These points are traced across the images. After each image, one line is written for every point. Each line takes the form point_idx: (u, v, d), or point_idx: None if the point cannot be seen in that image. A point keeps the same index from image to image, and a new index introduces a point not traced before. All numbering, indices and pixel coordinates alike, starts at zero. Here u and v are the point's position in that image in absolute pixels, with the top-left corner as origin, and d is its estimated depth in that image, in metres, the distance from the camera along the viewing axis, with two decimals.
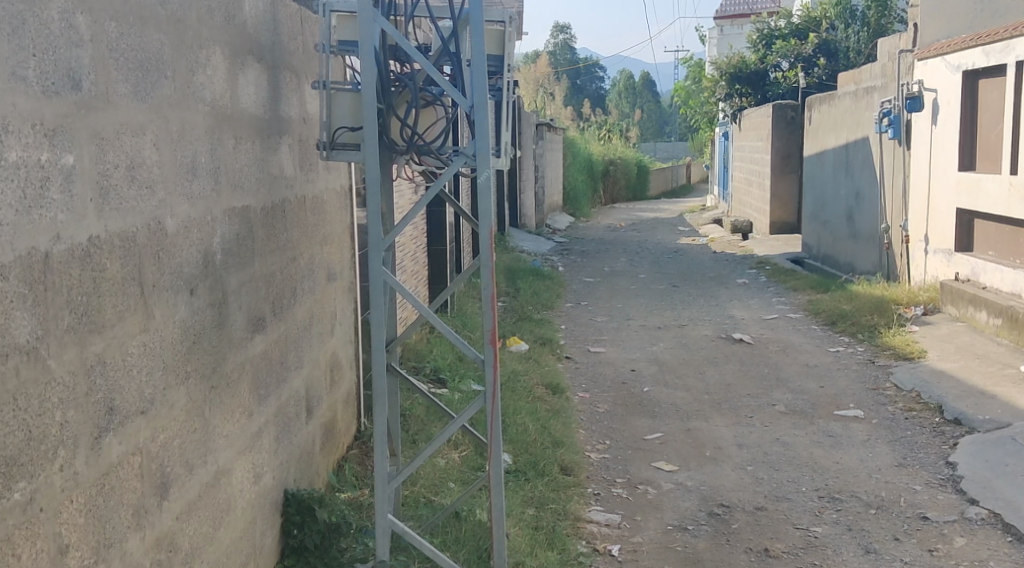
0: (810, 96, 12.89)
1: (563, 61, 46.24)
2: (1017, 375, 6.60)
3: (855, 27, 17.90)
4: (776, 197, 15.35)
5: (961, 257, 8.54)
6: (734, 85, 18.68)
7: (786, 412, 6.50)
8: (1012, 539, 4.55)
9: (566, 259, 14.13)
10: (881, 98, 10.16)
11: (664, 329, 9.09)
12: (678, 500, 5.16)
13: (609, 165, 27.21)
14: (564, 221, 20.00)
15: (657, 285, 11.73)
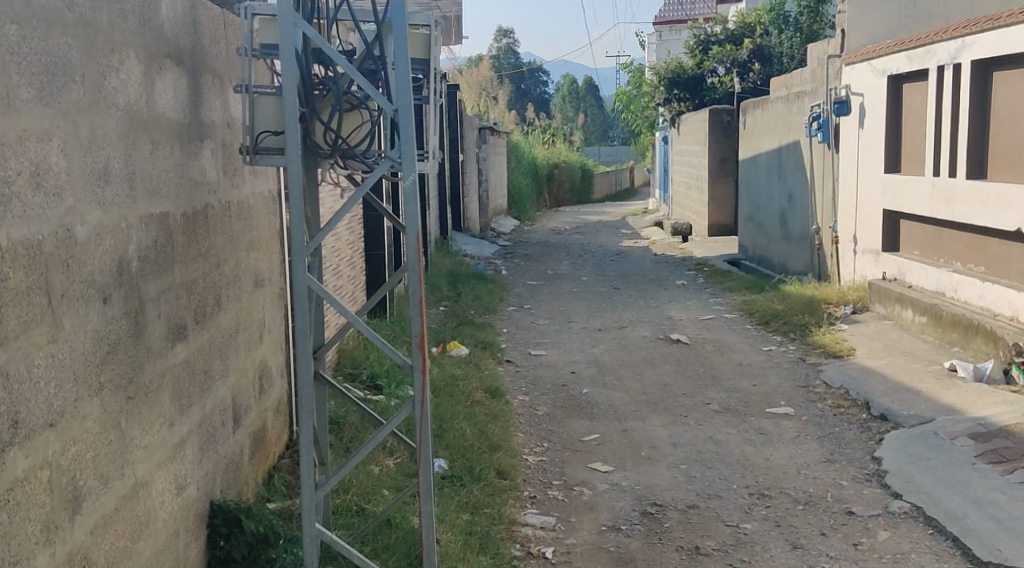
0: (743, 101, 13.08)
1: (506, 64, 46.21)
2: (942, 372, 6.75)
3: (788, 33, 18.32)
4: (713, 201, 15.56)
5: (887, 256, 8.73)
6: (672, 90, 18.94)
7: (720, 410, 6.58)
8: (932, 531, 4.65)
9: (508, 263, 14.13)
10: (810, 102, 10.35)
11: (604, 332, 9.13)
12: (613, 500, 5.18)
13: (553, 167, 27.28)
14: (508, 224, 20.01)
15: (598, 287, 11.79)
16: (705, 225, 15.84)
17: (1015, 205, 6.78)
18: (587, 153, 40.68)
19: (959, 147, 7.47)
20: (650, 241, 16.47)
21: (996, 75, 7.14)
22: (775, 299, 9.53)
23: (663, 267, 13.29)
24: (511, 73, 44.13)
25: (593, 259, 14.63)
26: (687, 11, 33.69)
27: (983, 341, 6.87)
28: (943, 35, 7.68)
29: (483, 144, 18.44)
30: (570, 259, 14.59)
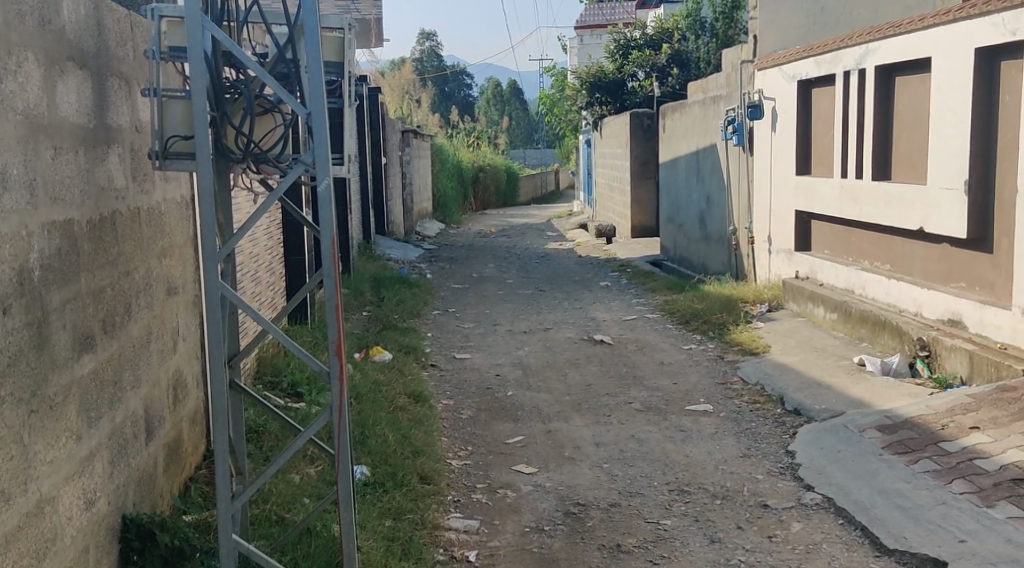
0: (663, 105, 13.22)
1: (429, 66, 46.04)
2: (853, 367, 6.90)
3: (705, 39, 18.32)
4: (636, 203, 15.71)
5: (800, 256, 8.91)
6: (594, 94, 18.94)
7: (642, 409, 6.63)
8: (843, 522, 4.75)
9: (432, 266, 14.08)
10: (726, 106, 10.52)
11: (528, 334, 9.14)
12: (536, 501, 5.19)
13: (478, 171, 27.28)
14: (432, 227, 19.93)
15: (523, 290, 11.81)
16: (628, 226, 15.99)
17: (918, 205, 6.97)
18: (512, 154, 40.69)
19: (866, 148, 7.65)
20: (574, 243, 16.57)
21: (898, 80, 7.33)
22: (695, 298, 9.65)
23: (587, 269, 13.36)
24: (436, 75, 43.99)
25: (517, 261, 14.66)
26: (608, 16, 33.91)
27: (890, 336, 7.05)
28: (848, 41, 7.85)
29: (406, 147, 18.35)
30: (496, 262, 14.58)
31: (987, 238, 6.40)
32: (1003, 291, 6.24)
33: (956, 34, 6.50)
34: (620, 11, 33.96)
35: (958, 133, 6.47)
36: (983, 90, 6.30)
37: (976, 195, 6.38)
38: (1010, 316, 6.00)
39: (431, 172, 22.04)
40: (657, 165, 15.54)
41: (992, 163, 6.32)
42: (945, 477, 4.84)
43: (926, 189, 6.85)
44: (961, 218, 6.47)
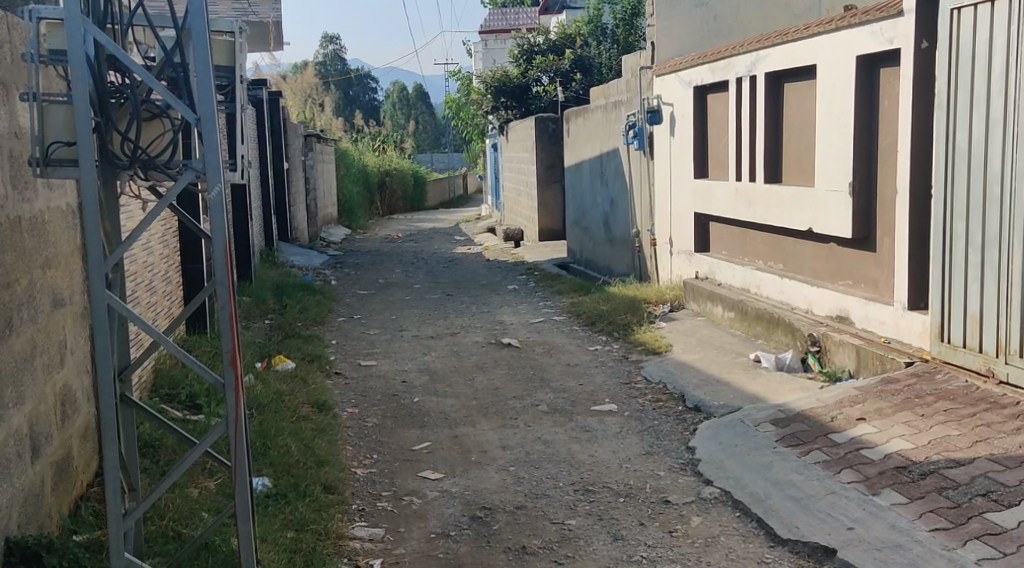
0: (566, 109, 13.31)
1: (333, 71, 45.58)
2: (749, 363, 7.03)
3: (606, 44, 18.83)
4: (543, 207, 15.78)
5: (699, 257, 9.05)
6: (499, 98, 18.90)
7: (548, 411, 6.65)
8: (740, 514, 4.83)
9: (337, 273, 13.91)
10: (626, 111, 10.64)
11: (435, 339, 9.08)
12: (442, 507, 5.15)
13: (385, 175, 27.10)
14: (338, 232, 19.71)
15: (431, 295, 11.75)
16: (536, 229, 16.06)
17: (806, 206, 7.14)
18: (418, 159, 40.51)
19: (758, 152, 7.80)
20: (482, 247, 16.58)
21: (788, 86, 7.49)
22: (599, 299, 9.74)
23: (495, 272, 13.36)
24: (339, 79, 43.55)
25: (425, 266, 14.58)
26: (512, 22, 34.04)
27: (783, 333, 7.20)
28: (739, 48, 7.98)
29: (309, 152, 18.10)
30: (402, 267, 14.48)
31: (871, 238, 6.59)
32: (886, 288, 6.44)
33: (838, 42, 6.67)
34: (523, 17, 34.11)
35: (843, 137, 6.65)
36: (865, 97, 6.48)
37: (859, 196, 6.57)
38: (892, 311, 6.20)
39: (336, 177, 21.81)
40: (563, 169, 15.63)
41: (875, 165, 6.51)
42: (834, 467, 4.96)
43: (814, 191, 7.02)
44: (846, 218, 6.64)
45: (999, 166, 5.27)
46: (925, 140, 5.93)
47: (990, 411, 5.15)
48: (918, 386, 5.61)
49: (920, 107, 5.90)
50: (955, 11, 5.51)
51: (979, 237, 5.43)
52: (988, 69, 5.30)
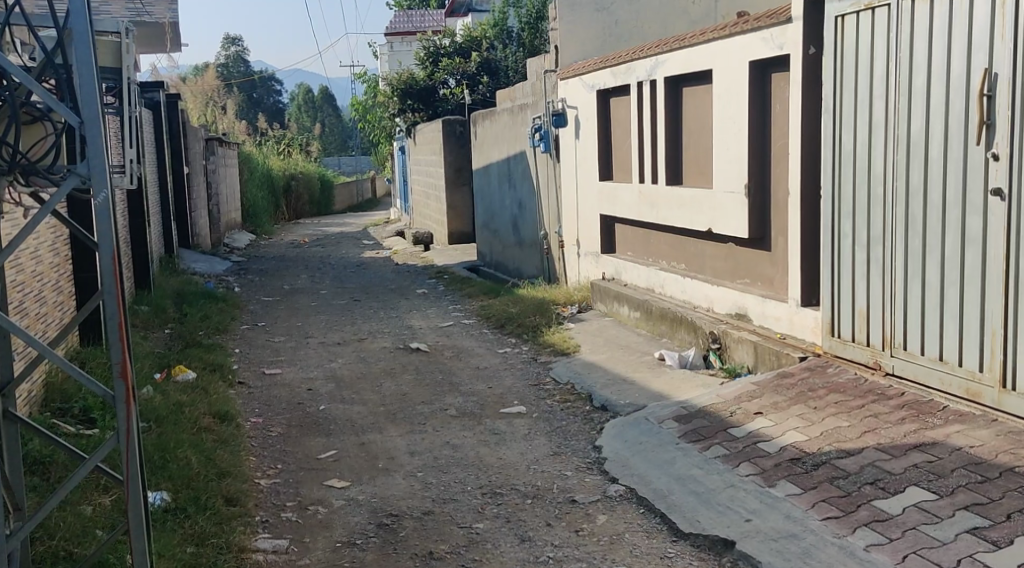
0: (474, 112, 13.26)
1: (235, 73, 44.78)
2: (653, 362, 7.10)
3: (512, 48, 19.21)
4: (452, 210, 15.75)
5: (605, 258, 9.13)
6: (406, 101, 18.68)
7: (456, 415, 6.62)
8: (644, 510, 4.88)
9: (240, 280, 13.65)
10: (532, 114, 10.67)
11: (342, 345, 8.97)
12: (349, 516, 5.08)
13: (290, 179, 26.70)
14: (242, 237, 19.35)
15: (338, 300, 11.61)
16: (445, 232, 16.02)
17: (705, 208, 7.27)
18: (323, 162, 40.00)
19: (661, 155, 7.89)
20: (391, 251, 16.47)
21: (686, 91, 7.60)
22: (508, 302, 9.74)
23: (403, 277, 13.27)
24: (242, 82, 42.79)
25: (332, 272, 14.40)
26: (418, 26, 33.93)
27: (686, 331, 7.30)
28: (639, 54, 8.04)
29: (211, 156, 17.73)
30: (308, 273, 14.28)
31: (766, 238, 6.73)
32: (782, 286, 6.59)
33: (732, 48, 6.78)
34: (429, 20, 33.98)
35: (738, 140, 6.78)
36: (758, 101, 6.61)
37: (754, 197, 6.70)
38: (787, 308, 6.34)
39: (239, 182, 21.39)
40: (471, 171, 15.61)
41: (768, 168, 6.65)
42: (733, 461, 5.04)
43: (713, 193, 7.13)
44: (742, 219, 6.78)
45: (881, 168, 5.42)
46: (814, 143, 6.08)
47: (877, 402, 5.29)
48: (811, 380, 5.75)
49: (810, 111, 6.05)
50: (839, 18, 5.66)
51: (864, 236, 5.58)
52: (869, 74, 5.46)
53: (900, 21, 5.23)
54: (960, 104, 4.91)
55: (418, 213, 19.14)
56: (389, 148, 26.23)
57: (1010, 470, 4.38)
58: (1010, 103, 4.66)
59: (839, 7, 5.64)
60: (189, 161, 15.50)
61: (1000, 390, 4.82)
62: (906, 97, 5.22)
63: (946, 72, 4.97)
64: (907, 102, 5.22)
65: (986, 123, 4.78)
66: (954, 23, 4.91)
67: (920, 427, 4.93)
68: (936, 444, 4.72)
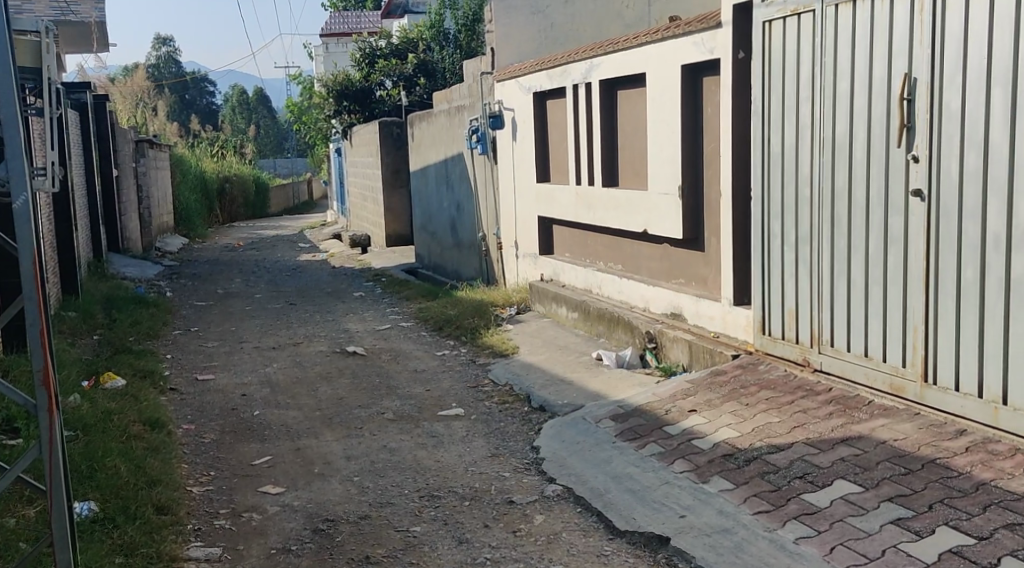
0: (410, 114, 13.21)
1: (166, 74, 44.08)
2: (590, 362, 7.14)
3: (448, 50, 19.16)
4: (389, 211, 15.67)
5: (543, 259, 9.17)
6: (341, 102, 18.47)
7: (394, 418, 6.59)
8: (581, 509, 4.91)
9: (172, 284, 13.43)
10: (469, 116, 10.67)
11: (277, 350, 8.88)
12: (284, 522, 5.03)
13: (225, 182, 26.36)
14: (174, 241, 19.05)
15: (273, 304, 11.48)
16: (382, 234, 15.93)
17: (641, 209, 7.33)
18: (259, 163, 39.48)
19: (597, 157, 7.94)
20: (328, 254, 16.34)
21: (621, 93, 7.65)
22: (446, 304, 9.73)
23: (340, 280, 13.18)
24: (173, 83, 42.14)
25: (267, 275, 14.24)
26: (354, 27, 33.87)
27: (622, 331, 7.36)
28: (575, 56, 8.08)
29: (141, 158, 17.42)
30: (242, 277, 14.12)
31: (699, 238, 6.81)
32: (715, 285, 6.67)
33: (664, 51, 6.85)
34: (364, 22, 33.88)
35: (672, 143, 6.85)
36: (690, 104, 6.69)
37: (688, 199, 6.78)
38: (720, 307, 6.43)
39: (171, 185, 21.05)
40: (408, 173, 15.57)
41: (701, 169, 6.73)
42: (669, 458, 5.09)
43: (648, 195, 7.20)
44: (676, 219, 6.85)
45: (808, 171, 5.52)
46: (744, 145, 6.17)
47: (806, 398, 5.39)
48: (743, 377, 5.83)
49: (740, 113, 6.14)
50: (766, 23, 5.74)
51: (793, 236, 5.67)
52: (796, 77, 5.55)
53: (824, 27, 5.32)
54: (882, 108, 5.01)
55: (355, 215, 19.01)
56: (325, 151, 26.04)
57: (932, 462, 4.48)
58: (929, 106, 4.76)
59: (766, 12, 5.73)
60: (118, 163, 15.21)
61: (922, 385, 4.93)
62: (832, 101, 5.32)
63: (869, 76, 5.07)
64: (832, 106, 5.32)
65: (906, 126, 4.88)
66: (875, 29, 5.01)
67: (846, 421, 5.03)
68: (862, 438, 4.82)
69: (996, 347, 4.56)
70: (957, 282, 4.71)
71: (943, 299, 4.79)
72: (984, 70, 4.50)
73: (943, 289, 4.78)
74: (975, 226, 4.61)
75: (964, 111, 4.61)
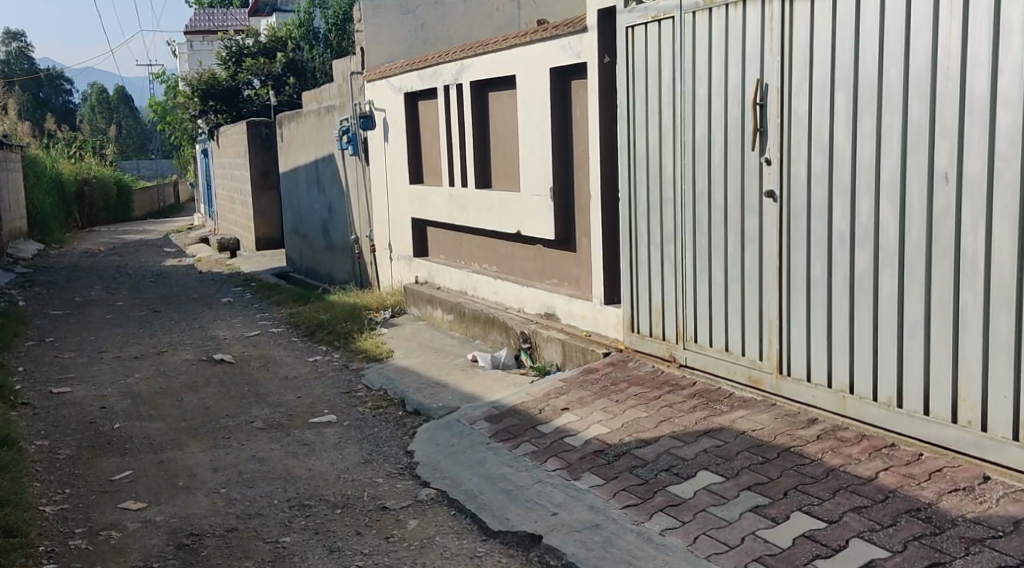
0: (280, 114, 12.96)
1: (19, 71, 42.22)
2: (465, 363, 7.15)
3: (318, 50, 18.66)
4: (259, 214, 15.37)
5: (418, 262, 9.14)
6: (207, 102, 18.10)
7: (263, 427, 6.47)
8: (455, 512, 4.91)
9: (26, 293, 12.87)
10: (339, 117, 10.55)
11: (139, 359, 8.60)
12: (145, 539, 4.88)
13: (84, 183, 25.42)
14: (28, 247, 18.26)
15: (135, 312, 11.11)
16: (252, 238, 15.62)
17: (513, 210, 7.38)
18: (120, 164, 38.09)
19: (470, 160, 7.97)
20: (195, 258, 15.93)
21: (492, 95, 7.69)
22: (319, 308, 9.60)
23: (207, 285, 12.86)
24: (27, 80, 40.37)
25: (129, 281, 13.79)
26: (220, 25, 33.25)
27: (497, 331, 7.39)
28: (445, 57, 8.07)
29: None
30: (103, 284, 13.63)
31: (571, 239, 6.90)
32: (586, 284, 6.77)
33: (532, 54, 6.91)
34: (230, 20, 33.19)
35: (541, 145, 6.92)
36: (559, 107, 6.77)
37: (558, 200, 6.86)
38: (591, 307, 6.53)
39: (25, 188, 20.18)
40: (278, 174, 15.33)
41: (571, 172, 6.82)
42: (541, 457, 5.14)
43: (520, 196, 7.25)
44: (547, 221, 6.92)
45: (671, 173, 5.66)
46: (611, 147, 6.28)
47: (672, 393, 5.53)
48: (613, 374, 5.94)
49: (606, 117, 6.25)
50: (629, 29, 5.86)
51: (657, 236, 5.80)
52: (659, 82, 5.68)
53: (683, 34, 5.46)
54: (737, 112, 5.17)
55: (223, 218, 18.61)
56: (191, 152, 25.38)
57: (787, 450, 4.65)
58: (780, 111, 4.93)
59: (629, 18, 5.84)
60: None
61: (778, 377, 5.11)
62: (691, 105, 5.47)
63: (725, 81, 5.23)
64: (692, 110, 5.46)
65: (760, 129, 5.05)
66: (729, 36, 5.16)
67: (709, 414, 5.18)
68: (723, 429, 4.97)
69: (842, 340, 4.75)
70: (807, 278, 4.89)
71: (794, 295, 4.97)
72: (828, 76, 4.68)
73: (794, 286, 4.96)
74: (822, 225, 4.79)
75: (810, 116, 4.79)
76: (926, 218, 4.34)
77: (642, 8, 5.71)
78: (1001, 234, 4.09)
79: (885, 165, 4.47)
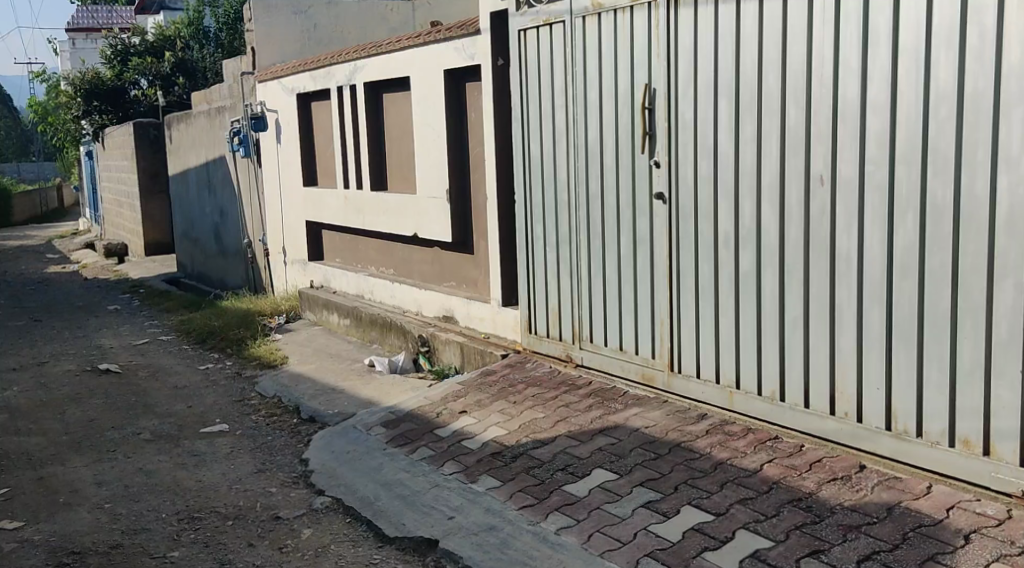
0: (168, 116, 12.66)
1: None
2: (363, 368, 7.09)
3: (209, 49, 18.44)
4: (147, 218, 14.97)
5: (313, 265, 9.04)
6: (91, 102, 17.71)
7: (151, 439, 6.30)
8: (351, 520, 4.86)
9: None
10: (230, 118, 10.36)
11: (18, 371, 8.29)
12: (23, 559, 4.70)
13: None
14: None
15: (15, 322, 10.71)
16: (141, 243, 15.21)
17: (410, 213, 7.34)
18: None
19: (365, 161, 7.90)
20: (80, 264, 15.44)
21: (386, 96, 7.64)
22: (211, 315, 9.39)
23: (93, 292, 12.47)
24: None
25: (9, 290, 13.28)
26: (105, 23, 32.28)
27: (394, 335, 7.35)
28: (339, 58, 7.99)
29: None
30: None
31: (468, 241, 6.91)
32: (484, 286, 6.79)
33: (427, 56, 6.89)
34: (115, 18, 32.27)
35: (437, 147, 6.91)
36: (454, 109, 6.77)
37: (453, 202, 6.85)
38: (489, 308, 6.54)
39: None
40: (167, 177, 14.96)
41: (467, 174, 6.82)
42: (437, 460, 5.13)
43: (416, 199, 7.23)
44: (444, 223, 6.91)
45: (564, 175, 5.71)
46: (506, 149, 6.30)
47: (568, 393, 5.57)
48: (511, 376, 5.96)
49: (500, 119, 6.27)
50: (521, 32, 5.90)
51: (552, 236, 5.85)
52: (551, 85, 5.73)
53: (574, 38, 5.52)
54: (627, 116, 5.25)
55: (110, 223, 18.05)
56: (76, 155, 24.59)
57: (678, 446, 4.73)
58: (667, 115, 5.02)
59: (520, 22, 5.88)
60: None
61: (670, 374, 5.20)
62: (583, 108, 5.53)
63: (615, 85, 5.30)
64: (584, 112, 5.52)
65: (648, 133, 5.13)
66: (618, 41, 5.23)
67: (604, 412, 5.24)
68: (618, 427, 5.03)
69: (729, 337, 4.86)
70: (695, 278, 4.99)
71: (683, 295, 5.06)
72: (711, 81, 4.78)
73: (683, 285, 5.06)
74: (708, 226, 4.89)
75: (696, 119, 4.89)
76: (804, 218, 4.46)
77: (534, 12, 5.74)
78: (872, 233, 4.22)
79: (766, 168, 4.59)
